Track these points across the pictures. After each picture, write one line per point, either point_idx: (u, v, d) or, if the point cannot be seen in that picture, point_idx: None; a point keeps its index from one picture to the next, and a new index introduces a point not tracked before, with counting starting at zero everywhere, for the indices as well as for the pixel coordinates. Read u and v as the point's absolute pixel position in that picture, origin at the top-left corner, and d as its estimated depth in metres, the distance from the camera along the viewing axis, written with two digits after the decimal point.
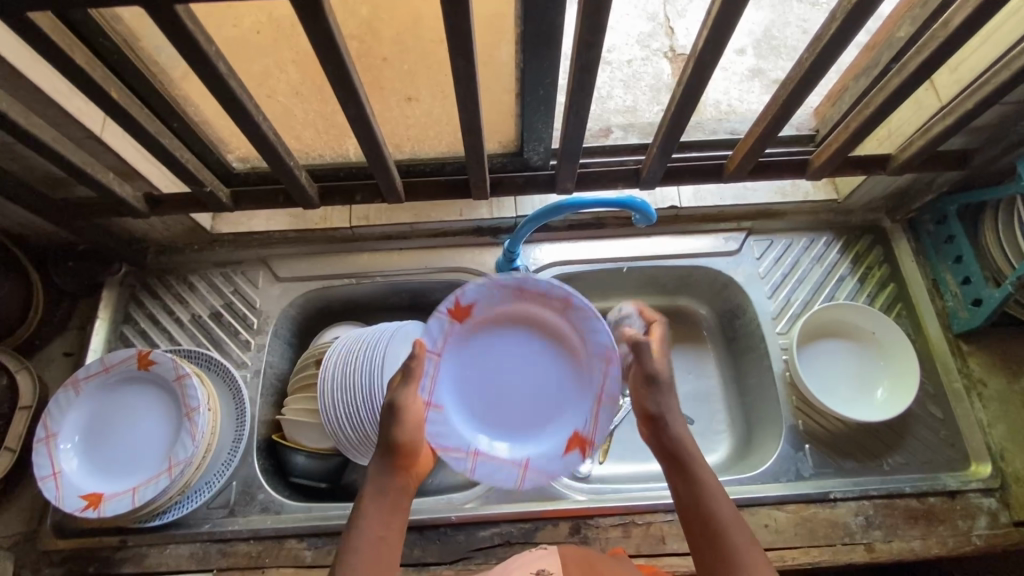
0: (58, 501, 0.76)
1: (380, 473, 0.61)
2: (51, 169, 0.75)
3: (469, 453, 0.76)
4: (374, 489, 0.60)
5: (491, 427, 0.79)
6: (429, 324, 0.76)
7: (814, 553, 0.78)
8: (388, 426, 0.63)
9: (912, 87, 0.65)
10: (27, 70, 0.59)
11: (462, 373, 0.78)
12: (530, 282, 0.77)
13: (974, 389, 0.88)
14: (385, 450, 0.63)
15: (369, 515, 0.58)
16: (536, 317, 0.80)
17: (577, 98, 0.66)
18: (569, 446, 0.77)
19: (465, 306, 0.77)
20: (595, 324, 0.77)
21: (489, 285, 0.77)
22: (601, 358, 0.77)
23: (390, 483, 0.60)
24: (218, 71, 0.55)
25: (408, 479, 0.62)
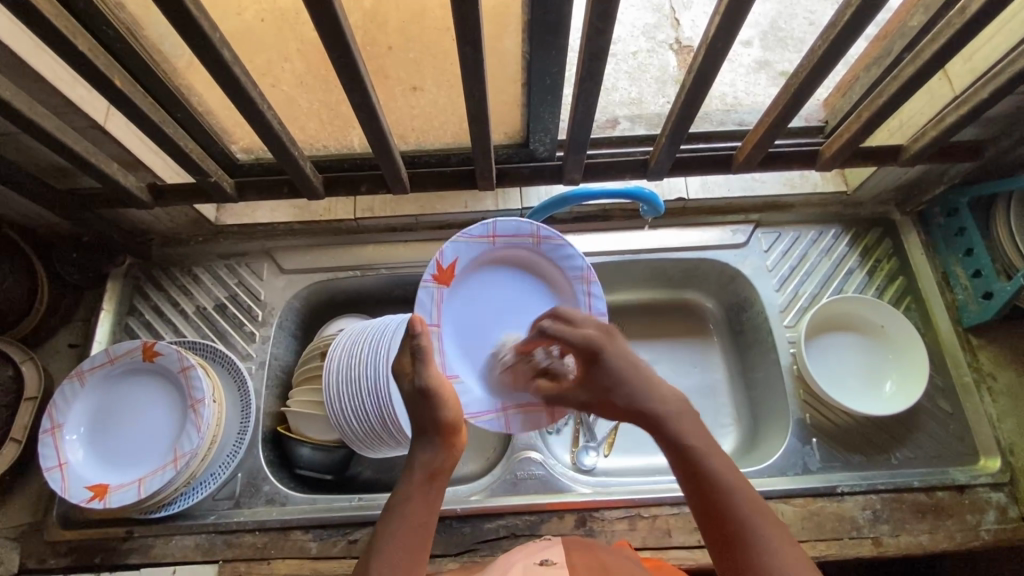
0: (64, 492, 0.76)
1: (430, 448, 0.62)
2: (54, 160, 0.74)
3: (498, 412, 0.78)
4: (421, 469, 0.60)
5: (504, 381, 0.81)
6: (419, 296, 0.76)
7: (821, 547, 0.78)
8: (425, 409, 0.64)
9: (926, 77, 0.64)
10: (30, 58, 0.59)
11: (462, 329, 0.81)
12: (501, 226, 0.79)
13: (983, 382, 0.87)
14: (433, 429, 0.63)
15: (414, 494, 0.59)
16: (516, 260, 0.83)
17: (585, 88, 0.65)
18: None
19: (444, 266, 0.78)
20: (566, 251, 0.82)
21: (465, 239, 0.78)
22: (579, 279, 0.83)
23: (438, 459, 0.61)
24: (223, 59, 0.55)
25: (454, 455, 0.63)
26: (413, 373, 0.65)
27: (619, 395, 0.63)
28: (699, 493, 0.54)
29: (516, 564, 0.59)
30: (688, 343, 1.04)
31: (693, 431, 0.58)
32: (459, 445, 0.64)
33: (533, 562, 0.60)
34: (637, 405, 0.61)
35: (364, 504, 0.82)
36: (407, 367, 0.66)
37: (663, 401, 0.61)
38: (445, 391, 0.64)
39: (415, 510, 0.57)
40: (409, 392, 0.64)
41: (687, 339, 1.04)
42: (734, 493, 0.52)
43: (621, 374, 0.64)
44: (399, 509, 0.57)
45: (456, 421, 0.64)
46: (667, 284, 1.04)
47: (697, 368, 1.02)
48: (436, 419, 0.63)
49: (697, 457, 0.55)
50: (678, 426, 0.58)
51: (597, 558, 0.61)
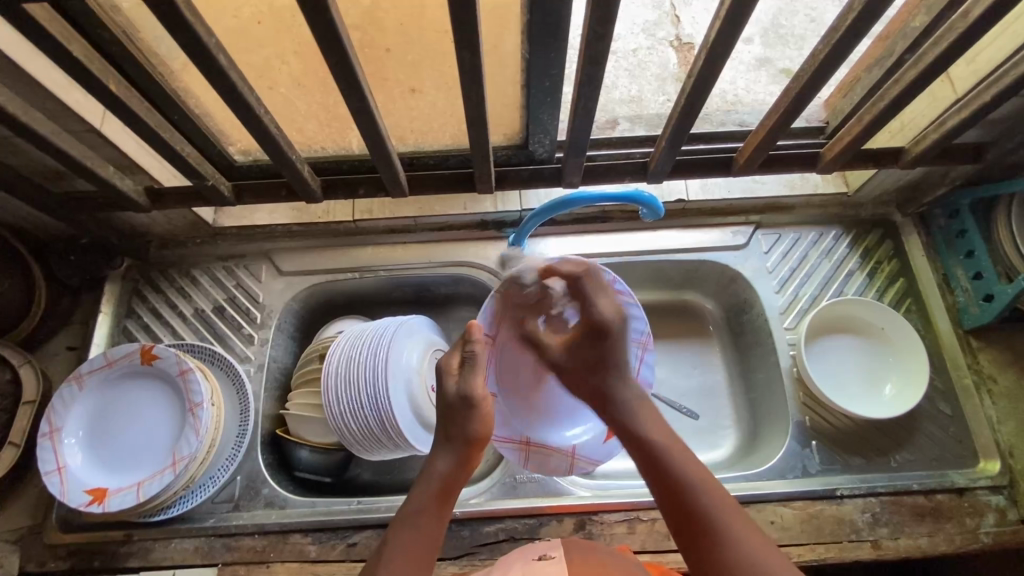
0: (63, 496, 0.76)
1: (454, 460, 0.64)
2: (51, 163, 0.74)
3: (520, 443, 0.77)
4: (438, 481, 0.63)
5: (538, 414, 0.79)
6: (486, 305, 0.73)
7: (821, 550, 0.78)
8: (465, 419, 0.65)
9: (928, 80, 0.63)
10: (24, 62, 0.58)
11: (516, 345, 0.77)
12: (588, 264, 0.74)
13: (983, 385, 0.87)
14: (460, 441, 0.65)
15: (428, 505, 0.61)
16: None
17: (585, 90, 0.65)
18: (610, 433, 0.79)
19: (521, 284, 0.74)
20: (635, 311, 0.76)
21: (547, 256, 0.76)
22: (637, 342, 0.78)
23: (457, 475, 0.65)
24: (219, 63, 0.54)
25: (466, 473, 0.66)
26: (461, 376, 0.66)
27: (600, 382, 0.71)
28: (664, 488, 0.62)
29: (513, 564, 0.60)
30: (689, 345, 1.03)
31: (659, 427, 0.67)
32: (474, 461, 0.66)
33: (527, 557, 0.61)
34: (613, 397, 0.70)
35: (364, 506, 0.82)
36: (454, 367, 0.67)
37: (633, 404, 0.70)
38: (484, 407, 0.66)
39: (429, 523, 0.60)
40: (449, 395, 0.65)
41: (687, 340, 1.04)
42: (699, 485, 0.60)
43: (610, 362, 0.71)
44: (413, 520, 0.60)
45: (482, 438, 0.66)
46: (667, 286, 1.04)
47: (697, 370, 1.02)
48: (463, 433, 0.64)
49: (661, 452, 0.64)
50: (644, 422, 0.67)
51: (596, 557, 0.61)
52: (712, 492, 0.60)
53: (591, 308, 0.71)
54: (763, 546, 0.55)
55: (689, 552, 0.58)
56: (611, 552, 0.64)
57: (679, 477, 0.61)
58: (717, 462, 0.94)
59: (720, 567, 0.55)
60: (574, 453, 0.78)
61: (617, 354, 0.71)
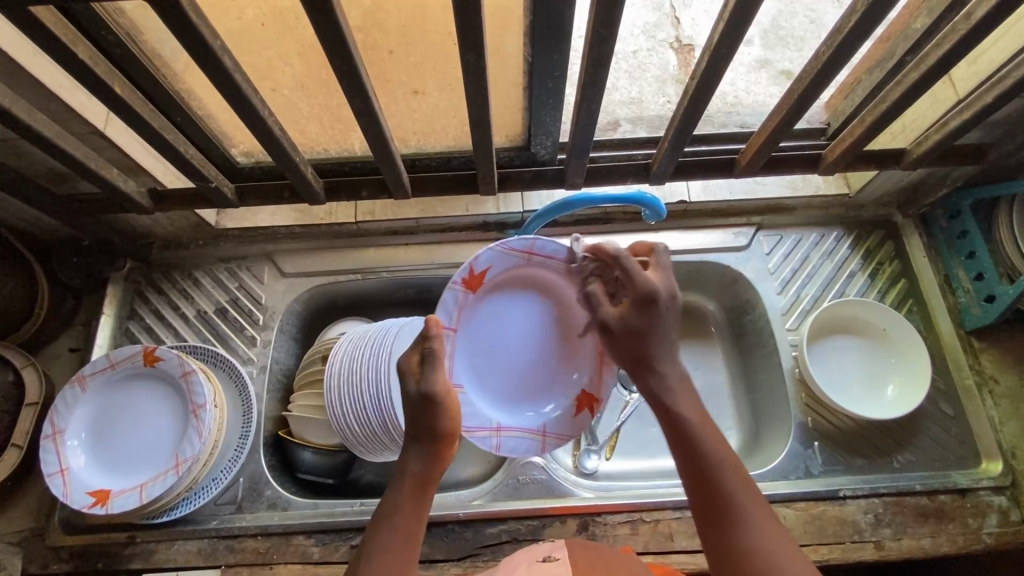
0: (66, 497, 0.76)
1: (424, 457, 0.61)
2: (55, 165, 0.74)
3: (493, 431, 0.79)
4: (411, 480, 0.59)
5: (507, 402, 0.82)
6: (444, 298, 0.75)
7: (824, 551, 0.78)
8: (429, 418, 0.61)
9: (930, 81, 0.63)
10: (28, 64, 0.58)
11: (478, 336, 0.79)
12: (540, 245, 0.77)
13: (985, 386, 0.87)
14: (428, 437, 0.62)
15: (401, 507, 0.58)
16: (542, 280, 0.81)
17: (589, 92, 0.65)
18: (579, 408, 0.82)
19: (477, 273, 0.76)
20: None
21: (503, 249, 0.76)
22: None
23: (429, 471, 0.60)
24: (224, 65, 0.54)
25: (442, 466, 0.62)
26: (421, 376, 0.62)
27: (639, 351, 0.63)
28: (696, 471, 0.57)
29: (517, 563, 0.60)
30: (690, 346, 1.04)
31: (697, 408, 0.61)
32: (446, 454, 0.63)
33: (531, 558, 0.61)
34: (648, 368, 0.63)
35: (367, 508, 0.82)
36: (413, 366, 0.63)
37: (671, 377, 0.62)
38: (449, 400, 0.62)
39: (405, 523, 0.57)
40: (411, 394, 0.62)
41: (689, 341, 1.04)
42: (730, 475, 0.56)
43: (651, 329, 0.63)
44: (388, 521, 0.57)
45: (451, 432, 0.62)
46: None
47: (699, 371, 1.02)
48: (431, 430, 0.61)
49: (697, 434, 0.58)
50: (681, 401, 0.61)
51: (601, 559, 0.61)
52: (743, 485, 0.56)
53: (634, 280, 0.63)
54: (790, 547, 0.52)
55: (712, 542, 0.54)
56: (616, 554, 0.63)
57: (713, 466, 0.57)
58: None
59: (747, 564, 0.52)
60: (545, 431, 0.82)
61: (664, 327, 0.63)
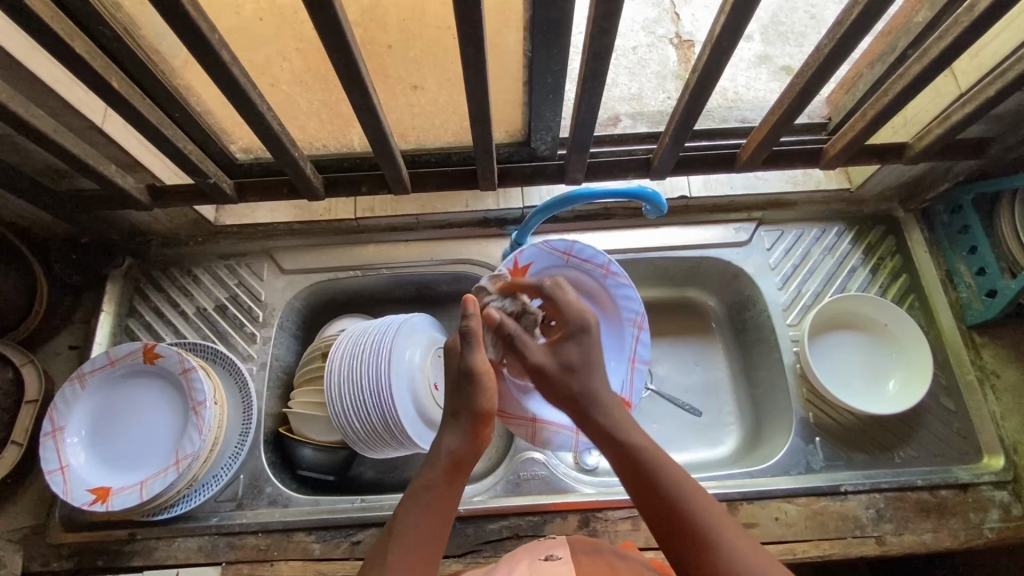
0: (66, 494, 0.76)
1: (461, 436, 0.63)
2: (53, 161, 0.73)
3: (530, 421, 0.81)
4: (445, 456, 0.62)
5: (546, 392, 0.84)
6: (488, 286, 0.80)
7: (825, 546, 0.78)
8: (471, 394, 0.63)
9: (933, 74, 0.63)
10: (24, 58, 0.58)
11: None
12: (579, 249, 0.81)
13: (986, 381, 0.87)
14: (465, 413, 0.64)
15: (435, 483, 0.61)
16: (579, 282, 0.85)
17: (589, 86, 0.65)
18: None
19: (522, 267, 0.81)
20: (627, 292, 0.83)
21: (545, 248, 0.81)
22: (632, 322, 0.85)
23: (467, 448, 0.63)
24: (222, 59, 0.54)
25: (478, 448, 0.64)
26: (463, 354, 0.64)
27: (576, 387, 0.68)
28: (654, 503, 0.59)
29: (520, 562, 0.60)
30: (691, 343, 1.03)
31: (645, 438, 0.64)
32: (483, 436, 0.65)
33: (535, 557, 0.61)
34: (592, 405, 0.67)
35: (367, 505, 0.82)
36: (456, 344, 0.66)
37: (613, 414, 0.66)
38: (487, 378, 0.64)
39: (436, 498, 0.60)
40: (454, 370, 0.65)
41: (690, 338, 1.04)
42: (688, 493, 0.58)
43: (582, 363, 0.70)
44: (420, 495, 0.60)
45: (487, 411, 0.64)
46: (670, 282, 1.03)
47: (700, 367, 1.02)
48: (468, 406, 0.63)
49: (651, 468, 0.60)
50: (628, 430, 0.64)
51: (603, 559, 0.61)
52: (703, 505, 0.58)
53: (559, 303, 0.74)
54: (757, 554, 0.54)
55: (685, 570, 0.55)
56: (611, 547, 0.65)
57: (670, 492, 0.59)
58: (721, 458, 0.94)
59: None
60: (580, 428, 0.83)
61: (593, 358, 0.70)
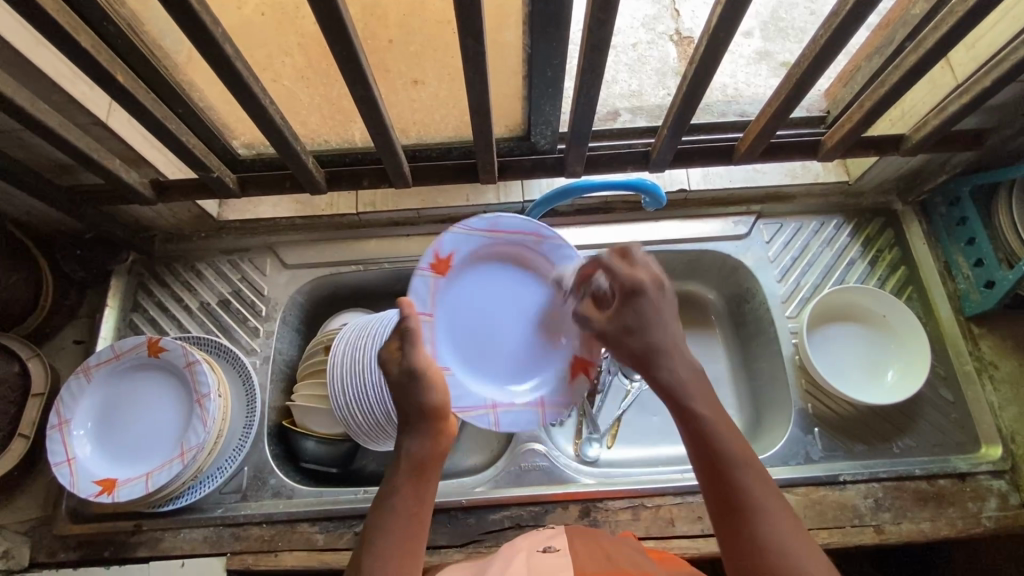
0: (72, 486, 0.76)
1: (421, 437, 0.59)
2: (57, 156, 0.74)
3: (488, 408, 0.74)
4: (409, 460, 0.58)
5: (499, 375, 0.76)
6: (413, 285, 0.70)
7: (824, 535, 0.78)
8: (416, 392, 0.60)
9: (929, 64, 0.63)
10: (28, 52, 0.58)
11: (456, 317, 0.74)
12: (503, 222, 0.74)
13: (985, 371, 0.87)
14: (417, 416, 0.60)
15: (401, 486, 0.57)
16: (513, 258, 0.76)
17: (588, 78, 0.65)
18: (573, 374, 0.76)
19: (445, 257, 0.71)
20: (565, 250, 0.75)
21: (464, 229, 0.72)
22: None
23: (427, 448, 0.59)
24: (224, 53, 0.55)
25: (443, 445, 0.60)
26: (402, 356, 0.61)
27: (639, 346, 0.60)
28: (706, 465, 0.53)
29: (520, 552, 0.60)
30: (691, 336, 1.04)
31: (708, 400, 0.56)
32: (447, 431, 0.61)
33: (534, 548, 0.61)
34: (658, 361, 0.59)
35: (368, 496, 0.83)
36: (394, 352, 0.62)
37: (685, 370, 0.58)
38: (431, 375, 0.60)
39: (405, 503, 0.56)
40: (395, 377, 0.60)
41: (690, 331, 1.05)
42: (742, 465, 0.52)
43: (650, 326, 0.60)
44: (389, 502, 0.56)
45: (441, 408, 0.60)
46: (670, 276, 1.04)
47: (700, 360, 1.02)
48: (418, 407, 0.59)
49: (710, 429, 0.54)
50: (694, 395, 0.56)
51: (600, 547, 0.61)
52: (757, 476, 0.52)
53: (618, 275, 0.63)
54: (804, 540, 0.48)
55: (728, 539, 0.50)
56: (616, 543, 0.63)
57: (722, 455, 0.52)
58: None
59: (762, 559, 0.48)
60: (543, 402, 0.76)
61: (659, 317, 0.60)
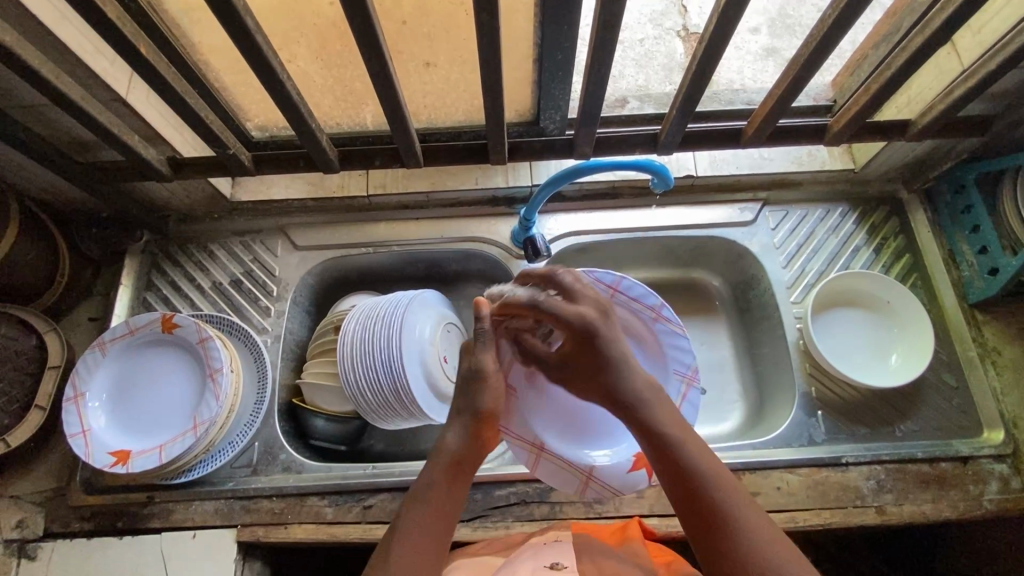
0: (87, 457, 0.78)
1: (463, 436, 0.64)
2: (77, 133, 0.76)
3: (532, 448, 0.75)
4: (448, 456, 0.62)
5: (561, 431, 0.78)
6: None
7: (826, 515, 0.79)
8: (476, 394, 0.66)
9: (935, 46, 0.64)
10: (53, 25, 0.60)
11: None
12: (627, 285, 0.78)
13: (988, 356, 0.88)
14: (469, 414, 0.65)
15: (437, 482, 0.60)
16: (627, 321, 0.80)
17: (599, 58, 0.66)
18: (637, 463, 0.76)
19: None
20: (679, 340, 0.77)
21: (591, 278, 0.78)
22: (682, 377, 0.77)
23: (463, 452, 0.63)
24: (245, 25, 0.56)
25: (479, 450, 0.64)
26: (473, 355, 0.68)
27: (606, 380, 0.64)
28: (680, 482, 0.57)
29: (526, 565, 0.64)
30: (696, 323, 1.05)
31: (674, 422, 0.61)
32: (484, 439, 0.65)
33: (541, 563, 0.63)
34: (625, 394, 0.63)
35: (378, 471, 0.84)
36: (468, 349, 0.69)
37: (646, 393, 0.63)
38: (494, 381, 0.67)
39: (439, 498, 0.59)
40: (461, 371, 0.68)
41: (695, 318, 1.06)
42: (713, 478, 0.56)
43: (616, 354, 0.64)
44: (423, 495, 0.59)
45: (490, 413, 0.66)
46: (676, 263, 1.05)
47: (704, 347, 1.03)
48: (472, 405, 0.65)
49: (673, 442, 0.59)
50: (659, 417, 0.61)
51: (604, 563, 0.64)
52: (733, 493, 0.56)
53: (567, 318, 0.65)
54: (781, 542, 0.53)
55: (707, 555, 0.54)
56: (618, 558, 0.66)
57: (692, 469, 0.57)
58: (725, 434, 0.96)
59: (742, 569, 0.51)
60: (591, 472, 0.76)
61: (614, 352, 0.64)
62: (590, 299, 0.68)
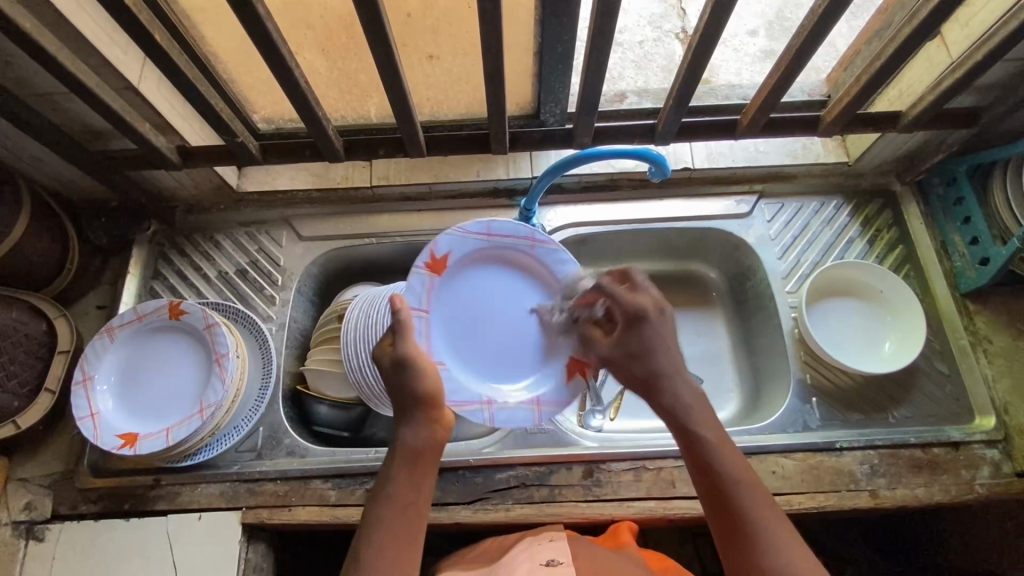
0: (96, 439, 0.80)
1: (415, 424, 0.64)
2: (90, 121, 0.78)
3: (482, 403, 0.79)
4: (406, 449, 0.63)
5: (498, 376, 0.82)
6: (411, 282, 0.77)
7: (820, 498, 0.81)
8: (410, 379, 0.64)
9: (922, 36, 0.67)
10: (68, 12, 0.62)
11: (454, 313, 0.81)
12: (496, 225, 0.81)
13: (979, 345, 0.90)
14: (413, 404, 0.65)
15: (399, 477, 0.61)
16: (506, 258, 0.83)
17: (596, 49, 0.68)
18: (570, 374, 0.82)
19: (439, 257, 0.79)
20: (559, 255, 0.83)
21: (460, 232, 0.80)
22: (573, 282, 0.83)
23: (417, 438, 0.63)
24: (256, 12, 0.58)
25: (438, 433, 0.64)
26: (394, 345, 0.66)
27: (643, 370, 0.66)
28: (710, 488, 0.58)
29: (524, 563, 0.66)
30: (694, 315, 1.07)
31: (710, 425, 0.61)
32: (438, 418, 0.65)
33: (538, 560, 0.66)
34: (660, 387, 0.65)
35: (379, 455, 0.86)
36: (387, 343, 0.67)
37: (684, 395, 0.64)
38: (424, 362, 0.65)
39: (401, 491, 0.60)
40: (385, 366, 0.65)
41: (692, 309, 1.07)
42: (744, 488, 0.57)
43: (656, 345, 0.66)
44: (388, 490, 0.61)
45: (433, 393, 0.65)
46: (673, 256, 1.07)
47: (701, 338, 1.05)
48: (412, 393, 0.64)
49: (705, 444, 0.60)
50: (697, 420, 0.62)
51: (600, 562, 0.66)
52: (761, 507, 0.56)
53: (621, 302, 0.69)
54: (804, 559, 0.53)
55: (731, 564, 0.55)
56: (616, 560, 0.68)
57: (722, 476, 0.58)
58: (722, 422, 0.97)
59: None
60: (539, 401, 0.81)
61: (657, 342, 0.66)
62: (651, 293, 0.69)
